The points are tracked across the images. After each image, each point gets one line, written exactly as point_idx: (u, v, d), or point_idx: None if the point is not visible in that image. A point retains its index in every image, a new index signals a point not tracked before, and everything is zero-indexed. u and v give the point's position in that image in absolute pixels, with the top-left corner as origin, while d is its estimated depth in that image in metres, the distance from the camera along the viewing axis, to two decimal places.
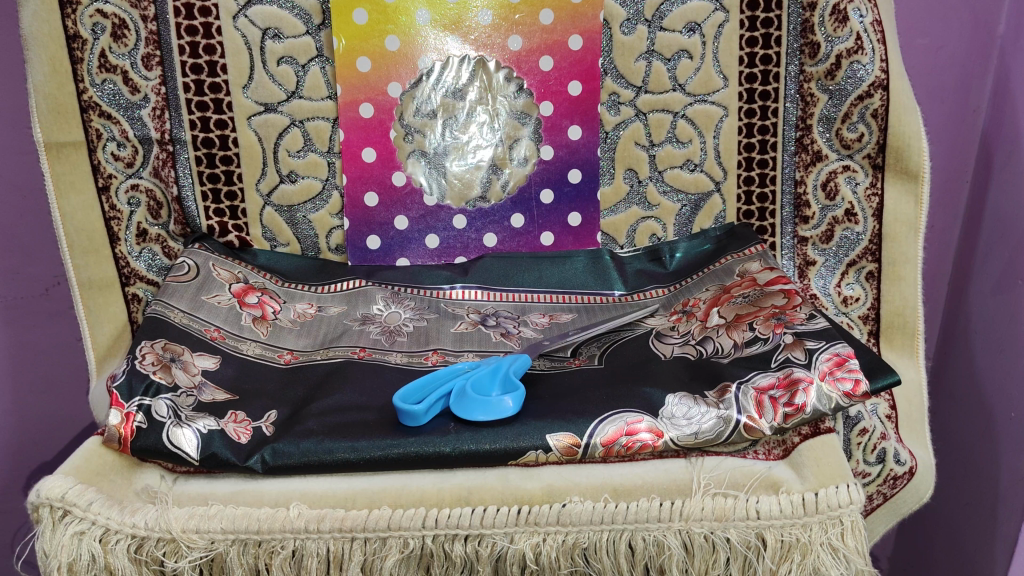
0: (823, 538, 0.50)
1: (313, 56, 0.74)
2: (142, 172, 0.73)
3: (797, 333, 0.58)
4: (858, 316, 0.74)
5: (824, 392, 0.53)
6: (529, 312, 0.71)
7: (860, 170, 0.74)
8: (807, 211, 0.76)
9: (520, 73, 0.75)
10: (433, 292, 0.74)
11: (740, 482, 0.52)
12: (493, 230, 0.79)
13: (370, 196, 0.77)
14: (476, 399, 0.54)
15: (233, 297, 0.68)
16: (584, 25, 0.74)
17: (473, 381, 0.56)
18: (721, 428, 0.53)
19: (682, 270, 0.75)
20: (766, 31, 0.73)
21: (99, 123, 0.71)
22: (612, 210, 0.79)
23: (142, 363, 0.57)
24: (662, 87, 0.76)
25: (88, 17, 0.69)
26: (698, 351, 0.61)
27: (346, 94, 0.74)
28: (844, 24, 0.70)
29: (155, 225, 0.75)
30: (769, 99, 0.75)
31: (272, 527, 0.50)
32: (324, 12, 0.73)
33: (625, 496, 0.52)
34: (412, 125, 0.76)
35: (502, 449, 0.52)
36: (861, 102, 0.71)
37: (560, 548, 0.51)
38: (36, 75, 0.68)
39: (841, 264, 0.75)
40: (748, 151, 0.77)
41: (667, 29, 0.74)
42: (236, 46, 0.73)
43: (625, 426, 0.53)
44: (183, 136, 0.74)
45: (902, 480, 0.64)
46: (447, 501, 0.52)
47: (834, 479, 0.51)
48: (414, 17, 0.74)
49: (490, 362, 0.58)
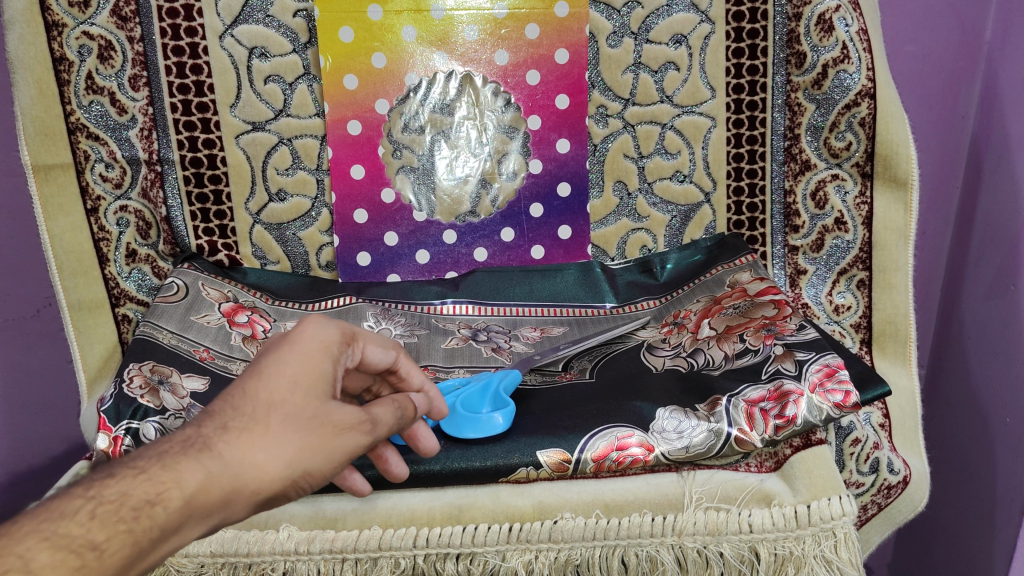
0: (817, 550, 0.50)
1: (301, 74, 0.74)
2: (131, 193, 0.73)
3: (787, 344, 0.58)
4: (850, 324, 0.75)
5: (815, 403, 0.53)
6: (520, 326, 0.71)
7: (849, 178, 0.74)
8: (797, 220, 0.76)
9: (507, 87, 0.76)
10: (424, 307, 0.74)
11: (733, 495, 0.51)
12: (483, 244, 0.78)
13: (360, 212, 0.77)
14: (466, 416, 0.54)
15: (222, 316, 0.68)
16: (570, 39, 0.74)
17: (460, 399, 0.56)
18: (712, 441, 0.52)
19: (673, 280, 0.75)
20: (752, 42, 0.74)
21: (87, 145, 0.71)
22: (602, 223, 0.79)
23: (130, 387, 0.56)
24: (650, 99, 0.76)
25: (75, 39, 0.69)
26: (690, 363, 0.60)
27: (334, 111, 0.74)
28: (830, 34, 0.70)
29: (144, 245, 0.74)
30: (757, 109, 0.75)
31: (261, 550, 0.50)
32: (311, 30, 0.74)
33: (617, 512, 0.51)
34: (401, 141, 0.76)
35: (491, 466, 0.52)
36: (849, 111, 0.71)
37: (553, 565, 0.51)
38: (24, 98, 0.69)
39: (832, 272, 0.76)
40: (737, 161, 0.77)
41: (653, 41, 0.74)
42: (223, 66, 0.73)
43: (615, 441, 0.53)
44: (171, 156, 0.74)
45: (896, 490, 0.64)
46: (439, 520, 0.51)
47: (826, 491, 0.51)
48: (400, 34, 0.74)
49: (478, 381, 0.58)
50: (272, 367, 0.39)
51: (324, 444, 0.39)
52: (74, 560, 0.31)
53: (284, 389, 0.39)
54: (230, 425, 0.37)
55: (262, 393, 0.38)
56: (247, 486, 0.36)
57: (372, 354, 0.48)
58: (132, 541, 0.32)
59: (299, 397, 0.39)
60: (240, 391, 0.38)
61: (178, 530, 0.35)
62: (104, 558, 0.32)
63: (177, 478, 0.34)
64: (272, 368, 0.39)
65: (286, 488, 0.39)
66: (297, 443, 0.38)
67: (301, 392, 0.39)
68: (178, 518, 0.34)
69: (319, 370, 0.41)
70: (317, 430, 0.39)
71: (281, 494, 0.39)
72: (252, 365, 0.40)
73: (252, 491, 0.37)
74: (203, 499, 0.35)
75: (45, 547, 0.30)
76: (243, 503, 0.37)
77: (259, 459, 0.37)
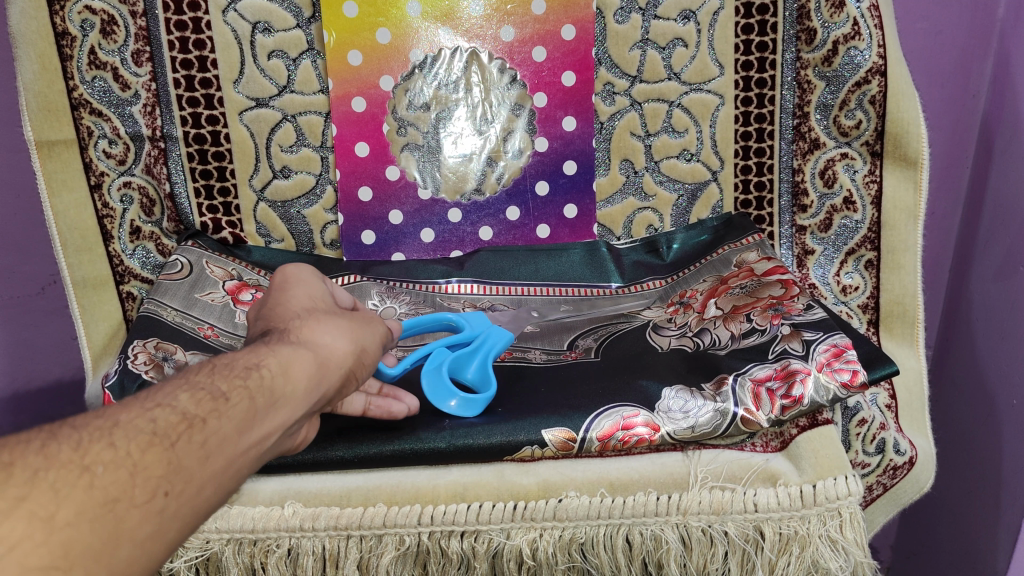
0: (822, 530, 0.50)
1: (304, 49, 0.74)
2: (134, 169, 0.73)
3: (794, 324, 0.57)
4: (858, 305, 0.74)
5: (822, 383, 0.53)
6: (525, 305, 0.71)
7: (859, 157, 0.73)
8: (805, 200, 0.75)
9: (513, 64, 0.75)
10: (428, 286, 0.73)
11: (738, 474, 0.51)
12: (489, 223, 0.78)
13: (365, 190, 0.76)
14: (446, 381, 0.55)
15: (227, 294, 0.68)
16: (577, 14, 0.73)
17: (446, 367, 0.56)
18: (718, 421, 0.52)
19: (680, 260, 0.74)
20: (761, 18, 0.72)
21: (90, 121, 0.71)
22: (609, 201, 0.78)
23: (134, 363, 0.56)
24: (657, 76, 0.75)
25: (77, 13, 0.69)
26: (696, 342, 0.60)
27: (338, 88, 0.74)
28: (841, 10, 0.69)
29: (149, 222, 0.74)
30: (766, 86, 0.74)
31: (267, 526, 0.51)
32: (314, 5, 0.73)
33: (622, 490, 0.51)
34: (406, 119, 0.75)
35: (496, 444, 0.52)
36: (859, 88, 0.71)
37: (558, 544, 0.51)
38: (26, 73, 0.69)
39: (840, 252, 0.75)
40: (745, 140, 0.75)
41: (661, 17, 0.73)
42: (226, 41, 0.73)
43: (621, 421, 0.52)
44: (174, 132, 0.74)
45: (902, 470, 0.64)
46: (443, 498, 0.51)
47: (832, 471, 0.51)
48: (404, 10, 0.73)
49: (480, 341, 0.58)
50: (291, 292, 0.46)
51: (368, 330, 0.45)
52: (209, 404, 0.35)
53: (309, 302, 0.45)
54: (291, 324, 0.42)
55: (295, 307, 0.44)
56: (329, 360, 0.41)
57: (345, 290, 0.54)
58: (250, 394, 0.36)
59: (325, 305, 0.45)
60: (275, 312, 0.44)
61: (286, 399, 0.38)
62: (231, 405, 0.35)
63: (271, 354, 0.39)
64: (288, 291, 0.46)
65: (354, 369, 0.43)
66: (349, 325, 0.44)
67: (322, 301, 0.46)
68: (280, 380, 0.38)
69: (323, 290, 0.47)
70: (354, 317, 0.45)
71: (348, 377, 0.43)
72: (271, 300, 0.46)
73: (333, 365, 0.41)
74: (298, 368, 0.39)
75: (184, 393, 0.35)
76: (331, 380, 0.41)
77: (330, 340, 0.42)
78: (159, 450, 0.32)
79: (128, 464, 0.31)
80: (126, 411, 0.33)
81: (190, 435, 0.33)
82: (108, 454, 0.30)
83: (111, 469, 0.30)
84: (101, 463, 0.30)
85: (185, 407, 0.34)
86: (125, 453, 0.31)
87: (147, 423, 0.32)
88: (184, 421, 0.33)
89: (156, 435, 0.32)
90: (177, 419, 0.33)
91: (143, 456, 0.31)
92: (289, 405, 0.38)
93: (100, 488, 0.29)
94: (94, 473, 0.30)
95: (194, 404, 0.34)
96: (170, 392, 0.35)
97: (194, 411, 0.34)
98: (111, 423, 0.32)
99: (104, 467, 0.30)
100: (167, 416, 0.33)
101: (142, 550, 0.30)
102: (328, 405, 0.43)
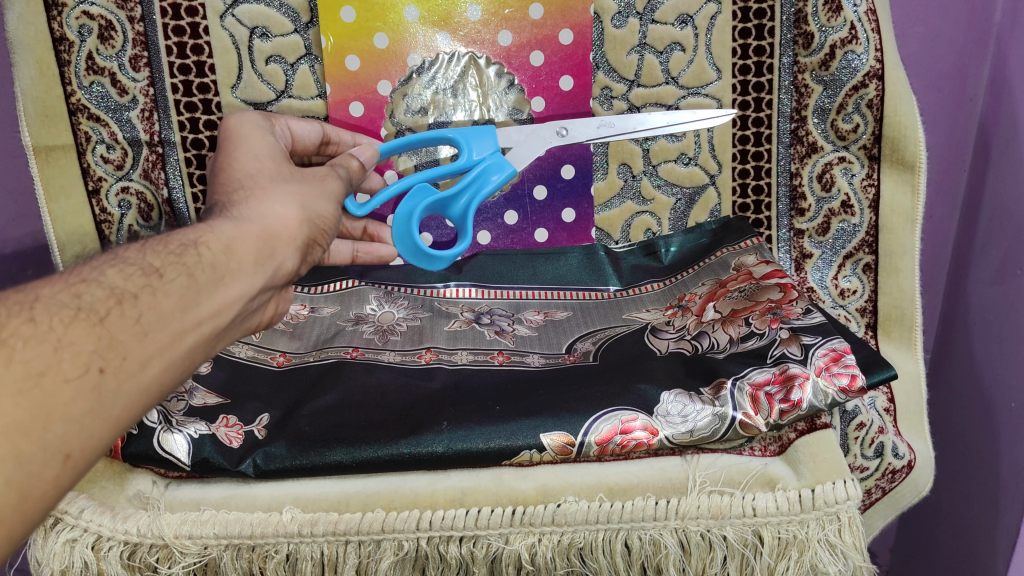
0: (821, 534, 0.50)
1: (302, 54, 0.74)
2: (132, 174, 0.73)
3: (793, 328, 0.57)
4: (856, 308, 0.75)
5: (820, 387, 0.53)
6: (523, 309, 0.71)
7: (857, 161, 0.73)
8: (803, 204, 0.75)
9: (510, 68, 0.75)
10: (427, 290, 0.74)
11: (737, 479, 0.52)
12: (487, 227, 0.78)
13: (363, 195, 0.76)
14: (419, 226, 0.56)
15: None
16: (574, 19, 0.73)
17: (420, 209, 0.57)
18: (716, 425, 0.52)
19: (677, 263, 0.75)
20: (759, 22, 0.72)
21: (88, 126, 0.71)
22: (607, 205, 0.78)
23: None
24: (655, 80, 0.75)
25: (75, 19, 0.69)
26: (695, 346, 0.60)
27: (336, 93, 0.74)
28: (838, 14, 0.69)
29: (146, 227, 0.75)
30: (763, 90, 0.74)
31: (264, 531, 0.50)
32: (312, 10, 0.73)
33: (620, 495, 0.51)
34: (404, 123, 0.75)
35: (495, 449, 0.51)
36: (856, 92, 0.71)
37: (556, 548, 0.52)
38: (24, 78, 0.69)
39: (838, 256, 0.75)
40: (742, 144, 0.76)
41: (659, 22, 0.73)
42: (224, 45, 0.73)
43: (620, 425, 0.52)
44: (172, 137, 0.74)
45: (901, 474, 0.65)
46: (442, 503, 0.51)
47: (831, 475, 0.50)
48: (403, 14, 0.73)
49: (475, 174, 0.60)
50: (235, 155, 0.48)
51: (317, 194, 0.47)
52: (141, 279, 0.37)
53: (253, 165, 0.47)
54: (237, 195, 0.45)
55: (237, 172, 0.47)
56: (276, 231, 0.44)
57: (299, 129, 0.60)
58: (187, 271, 0.39)
59: (270, 165, 0.48)
60: (222, 185, 0.47)
61: (235, 275, 0.41)
62: (166, 280, 0.38)
63: (213, 232, 0.41)
64: (231, 154, 0.49)
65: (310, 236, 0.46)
66: (297, 190, 0.46)
67: (266, 160, 0.48)
68: (223, 258, 0.40)
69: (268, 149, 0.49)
70: (305, 179, 0.48)
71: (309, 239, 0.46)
72: (220, 165, 0.48)
73: (279, 237, 0.44)
74: (242, 245, 0.41)
75: (113, 269, 0.37)
76: (285, 248, 0.44)
77: (277, 208, 0.45)
78: (86, 325, 0.34)
79: (52, 338, 0.33)
80: (48, 286, 0.35)
81: (121, 310, 0.35)
82: (28, 330, 0.32)
83: (31, 344, 0.32)
84: (21, 338, 0.32)
85: (113, 282, 0.36)
86: (47, 327, 0.33)
87: (71, 299, 0.35)
88: (113, 296, 0.36)
89: (81, 310, 0.34)
90: (107, 295, 0.36)
91: (68, 330, 0.33)
92: (239, 280, 0.41)
93: (20, 361, 0.31)
94: (14, 347, 0.31)
95: (124, 278, 0.37)
96: (99, 267, 0.37)
97: (125, 286, 0.36)
98: (31, 299, 0.34)
99: (24, 343, 0.32)
100: (94, 292, 0.35)
101: (79, 426, 0.33)
102: (292, 275, 0.47)
